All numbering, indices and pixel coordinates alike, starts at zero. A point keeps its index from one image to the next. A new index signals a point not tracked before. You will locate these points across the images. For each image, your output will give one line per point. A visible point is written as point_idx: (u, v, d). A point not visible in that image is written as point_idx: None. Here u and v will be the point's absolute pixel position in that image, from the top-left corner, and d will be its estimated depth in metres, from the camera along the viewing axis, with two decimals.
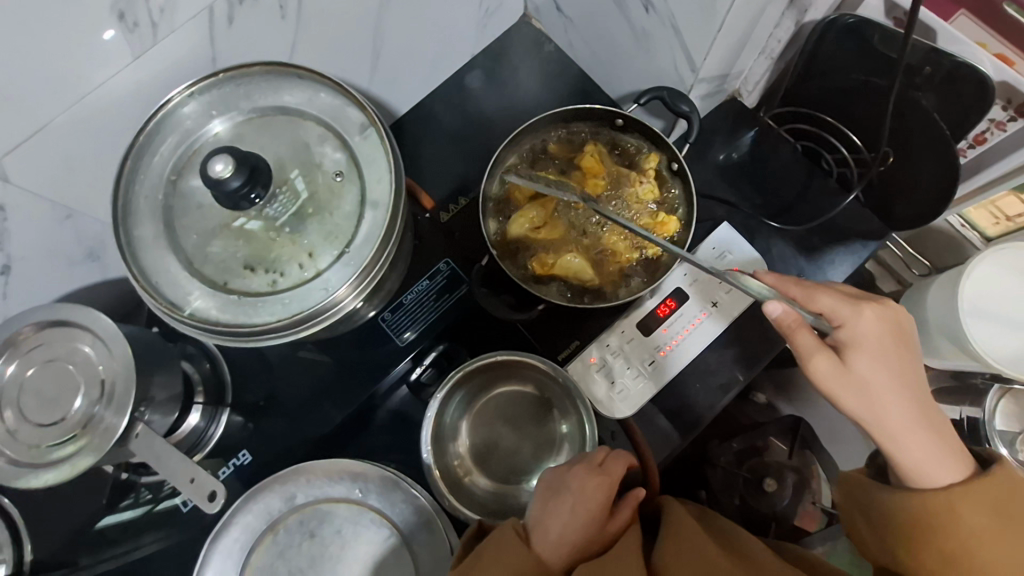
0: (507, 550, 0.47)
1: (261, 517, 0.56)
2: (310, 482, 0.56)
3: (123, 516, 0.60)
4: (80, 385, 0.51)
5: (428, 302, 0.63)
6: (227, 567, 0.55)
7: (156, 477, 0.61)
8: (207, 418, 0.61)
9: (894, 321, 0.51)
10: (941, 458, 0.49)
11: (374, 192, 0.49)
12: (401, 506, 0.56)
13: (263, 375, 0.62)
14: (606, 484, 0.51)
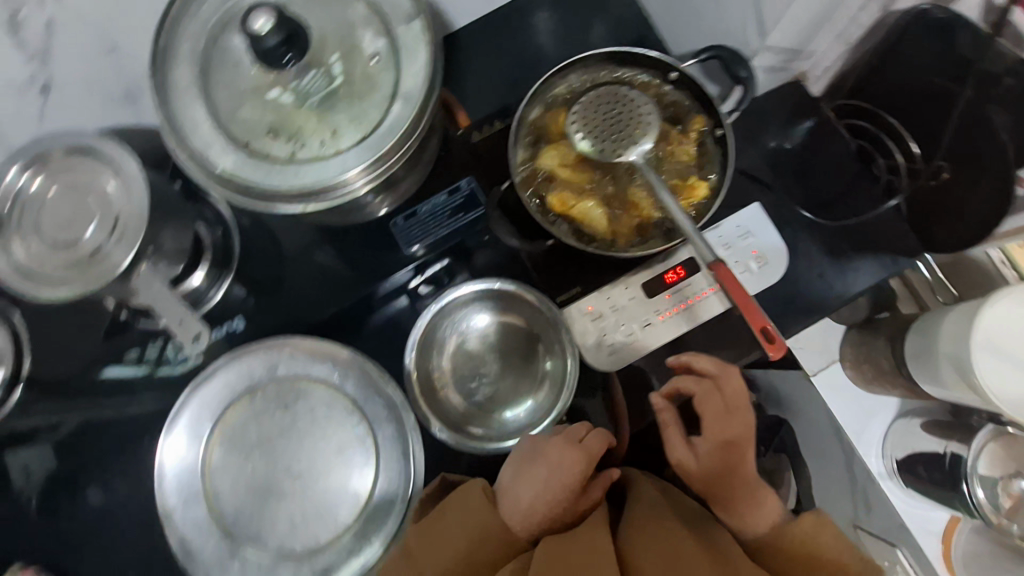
0: (469, 508, 0.50)
1: (243, 378, 0.58)
2: (295, 356, 0.59)
3: (126, 370, 0.63)
4: (98, 216, 0.53)
5: (443, 216, 0.62)
6: (202, 416, 0.57)
7: (152, 326, 0.63)
8: (210, 281, 0.62)
9: (750, 426, 0.55)
10: (765, 522, 0.51)
11: (407, 84, 0.49)
12: (376, 400, 0.58)
13: (270, 252, 0.64)
14: (583, 459, 0.51)
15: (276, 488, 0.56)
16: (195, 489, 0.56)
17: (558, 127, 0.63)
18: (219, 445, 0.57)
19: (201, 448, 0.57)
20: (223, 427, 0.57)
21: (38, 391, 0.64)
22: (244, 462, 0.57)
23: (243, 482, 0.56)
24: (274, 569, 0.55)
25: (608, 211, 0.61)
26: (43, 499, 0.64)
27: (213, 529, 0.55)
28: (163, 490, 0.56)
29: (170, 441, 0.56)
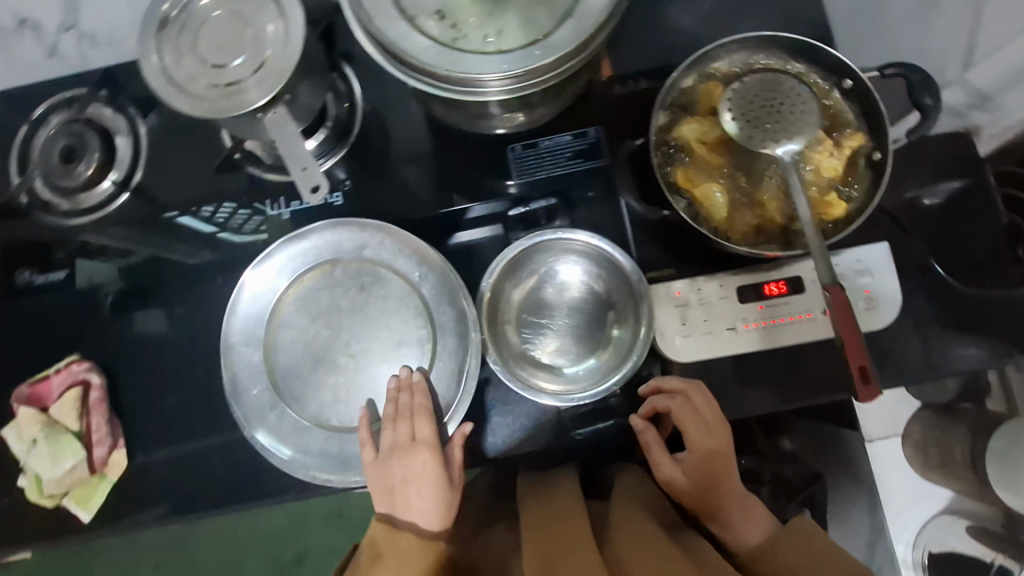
0: (391, 546, 0.49)
1: (332, 248, 0.60)
2: (383, 244, 0.60)
3: (201, 226, 0.67)
4: (251, 48, 0.54)
5: (561, 156, 0.62)
6: (285, 270, 0.60)
7: (260, 176, 0.65)
8: (323, 151, 0.63)
9: (724, 435, 0.57)
10: (751, 524, 0.53)
11: (588, 7, 0.47)
12: (445, 308, 0.59)
13: (385, 140, 0.64)
14: (432, 452, 0.53)
15: (332, 359, 0.58)
16: (258, 333, 0.58)
17: (709, 101, 0.60)
18: (290, 302, 0.59)
19: (273, 298, 0.59)
20: (298, 286, 0.59)
21: (141, 201, 0.67)
22: (308, 324, 0.59)
23: (302, 342, 0.58)
24: (307, 433, 0.57)
25: (733, 203, 0.58)
26: (116, 301, 0.68)
27: (263, 375, 0.58)
28: (232, 321, 0.59)
29: (249, 282, 0.59)
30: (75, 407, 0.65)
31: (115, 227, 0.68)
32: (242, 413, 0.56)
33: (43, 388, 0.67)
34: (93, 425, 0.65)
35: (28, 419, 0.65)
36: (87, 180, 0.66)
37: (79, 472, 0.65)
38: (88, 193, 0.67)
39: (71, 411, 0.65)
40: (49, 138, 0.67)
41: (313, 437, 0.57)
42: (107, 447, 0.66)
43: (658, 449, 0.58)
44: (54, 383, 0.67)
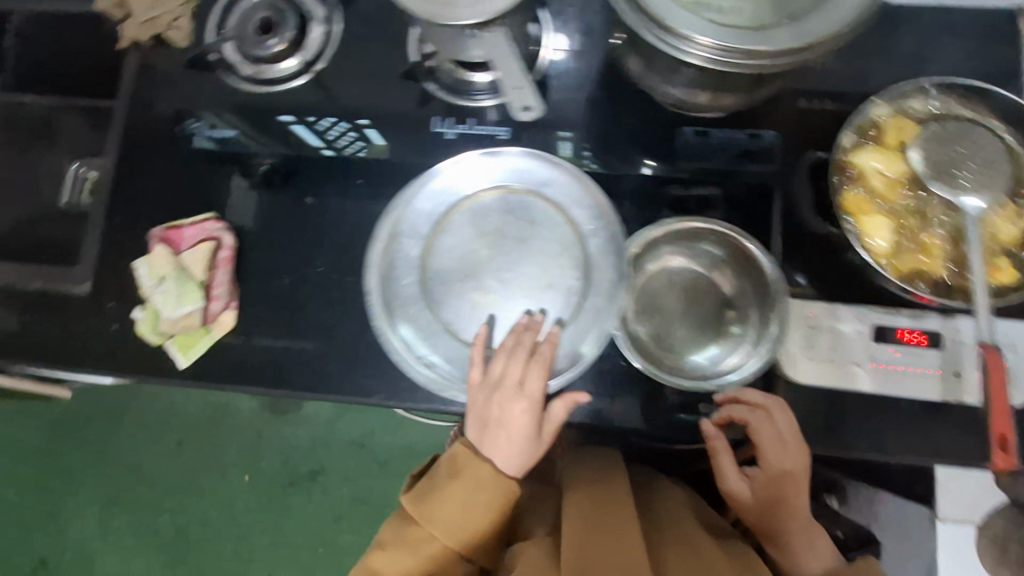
0: (468, 475, 0.54)
1: (519, 178, 0.64)
2: (569, 190, 0.63)
3: (308, 137, 0.73)
4: None
5: (734, 146, 0.64)
6: (471, 181, 0.64)
7: (435, 89, 0.68)
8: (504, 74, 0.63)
9: (802, 459, 0.57)
10: (806, 551, 0.58)
11: (823, 17, 0.48)
12: (607, 266, 0.61)
13: (560, 92, 0.66)
14: (531, 408, 0.54)
15: (484, 275, 0.61)
16: (427, 229, 0.62)
17: (895, 134, 0.60)
18: (464, 211, 0.63)
19: (447, 206, 0.63)
20: (473, 202, 0.63)
21: (317, 90, 0.71)
22: (471, 238, 0.62)
23: (460, 253, 0.62)
24: (436, 331, 0.60)
25: (900, 239, 0.58)
26: (264, 172, 0.73)
27: (416, 271, 0.61)
28: (399, 213, 0.62)
29: (429, 181, 0.63)
30: (202, 260, 0.69)
31: (285, 105, 0.72)
32: (392, 298, 0.60)
33: (175, 236, 0.71)
34: (213, 280, 0.69)
35: (156, 261, 0.69)
36: (272, 54, 0.70)
37: (191, 319, 0.68)
38: (270, 67, 0.71)
39: (196, 261, 0.69)
40: (252, 8, 0.71)
41: (447, 342, 0.60)
42: (221, 303, 0.69)
43: (725, 456, 0.58)
44: (187, 235, 0.71)
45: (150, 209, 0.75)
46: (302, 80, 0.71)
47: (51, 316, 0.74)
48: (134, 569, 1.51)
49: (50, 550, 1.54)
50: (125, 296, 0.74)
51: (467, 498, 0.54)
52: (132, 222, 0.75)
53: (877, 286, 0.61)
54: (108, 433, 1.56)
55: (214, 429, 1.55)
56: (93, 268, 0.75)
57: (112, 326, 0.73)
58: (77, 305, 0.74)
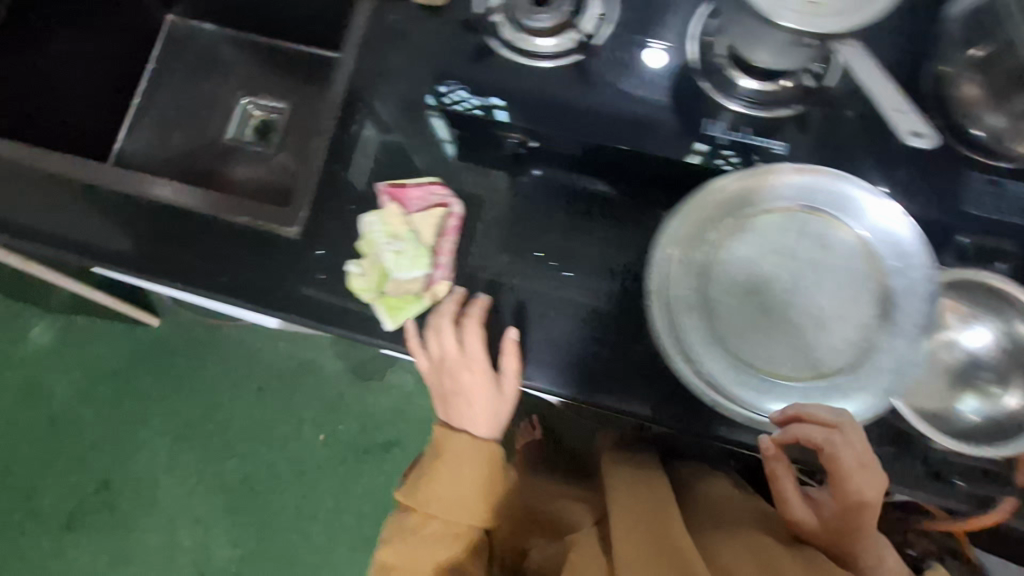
0: (449, 452, 0.68)
1: (822, 203, 0.61)
2: (876, 224, 0.60)
3: (439, 128, 0.74)
4: None
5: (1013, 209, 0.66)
6: (773, 194, 0.62)
7: (711, 89, 0.68)
8: (789, 101, 0.66)
9: (853, 433, 0.54)
10: (888, 555, 0.56)
11: None
12: (908, 307, 0.57)
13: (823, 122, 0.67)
14: (480, 373, 0.65)
15: (772, 294, 0.59)
16: (723, 234, 0.61)
17: None
18: (762, 224, 0.61)
19: (733, 212, 0.61)
20: (765, 212, 0.61)
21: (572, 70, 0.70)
22: (755, 253, 0.60)
23: (742, 265, 0.60)
24: (712, 341, 0.58)
25: None
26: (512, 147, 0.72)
27: (697, 276, 0.60)
28: (695, 209, 0.61)
29: (725, 186, 0.61)
30: (433, 225, 0.70)
31: (540, 81, 0.70)
32: (674, 303, 0.59)
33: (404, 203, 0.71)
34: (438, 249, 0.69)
35: (386, 225, 0.70)
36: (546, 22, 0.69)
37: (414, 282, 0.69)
38: (538, 40, 0.70)
39: (427, 228, 0.70)
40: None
41: (716, 352, 0.58)
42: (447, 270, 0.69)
43: (789, 479, 0.57)
44: (423, 197, 0.71)
45: (367, 160, 0.74)
46: (572, 61, 0.70)
47: (260, 253, 0.74)
48: (195, 508, 1.48)
49: (113, 474, 1.50)
50: (330, 242, 0.72)
51: (455, 482, 0.68)
52: (348, 170, 0.74)
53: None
54: (188, 368, 1.54)
55: (297, 385, 1.53)
56: (307, 210, 0.72)
57: (316, 275, 0.72)
58: (288, 247, 0.73)
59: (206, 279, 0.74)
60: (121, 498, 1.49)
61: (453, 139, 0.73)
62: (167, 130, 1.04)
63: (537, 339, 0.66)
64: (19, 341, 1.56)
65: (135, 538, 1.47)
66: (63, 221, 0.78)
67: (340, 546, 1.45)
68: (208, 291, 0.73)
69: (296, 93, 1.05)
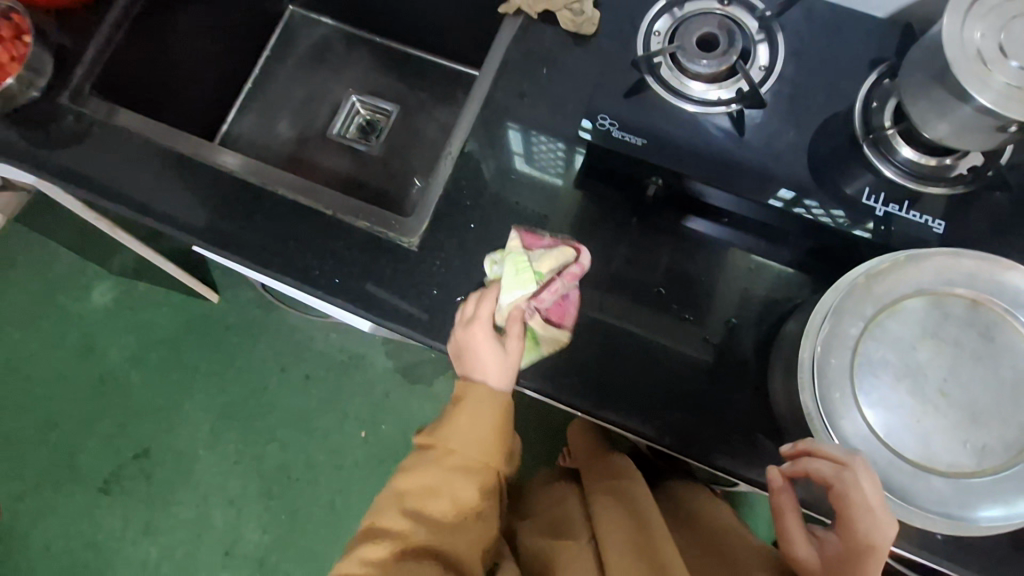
0: (470, 398, 0.64)
1: (987, 289, 0.54)
2: None
3: (514, 143, 0.75)
4: None
5: None
6: (930, 274, 0.54)
7: (872, 155, 0.66)
8: (956, 178, 0.64)
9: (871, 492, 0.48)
10: None
11: None
12: None
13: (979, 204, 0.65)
14: (490, 394, 0.64)
15: (924, 383, 0.52)
16: (872, 310, 0.54)
17: None
18: (916, 305, 0.54)
19: (889, 287, 0.54)
20: (931, 294, 0.54)
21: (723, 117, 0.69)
22: (916, 337, 0.53)
23: (902, 348, 0.53)
24: (854, 424, 0.52)
25: None
26: (652, 189, 0.71)
27: (851, 352, 0.53)
28: (857, 279, 0.54)
29: (894, 258, 0.54)
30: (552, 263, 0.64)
31: (689, 124, 0.69)
32: (814, 377, 0.53)
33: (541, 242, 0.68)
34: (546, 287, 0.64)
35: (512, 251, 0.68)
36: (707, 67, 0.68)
37: (502, 311, 0.64)
38: (693, 83, 0.69)
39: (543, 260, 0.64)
40: (700, 17, 0.69)
41: (865, 438, 0.52)
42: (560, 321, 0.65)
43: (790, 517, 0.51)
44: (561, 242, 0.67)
45: (497, 179, 0.74)
46: (727, 108, 0.68)
47: (378, 260, 0.74)
48: (229, 488, 1.47)
49: (153, 442, 1.51)
50: (450, 258, 0.73)
51: (474, 422, 0.64)
52: (474, 189, 0.74)
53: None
54: (240, 347, 1.54)
55: (344, 378, 1.51)
56: (428, 223, 0.74)
57: (432, 290, 0.72)
58: (406, 258, 0.74)
59: (318, 280, 0.75)
60: (158, 467, 1.49)
61: (528, 173, 0.74)
62: (274, 116, 1.04)
63: (649, 385, 0.65)
64: (80, 299, 1.58)
65: (168, 511, 1.47)
66: (185, 203, 0.79)
67: None
68: (318, 292, 0.74)
69: (407, 95, 1.05)
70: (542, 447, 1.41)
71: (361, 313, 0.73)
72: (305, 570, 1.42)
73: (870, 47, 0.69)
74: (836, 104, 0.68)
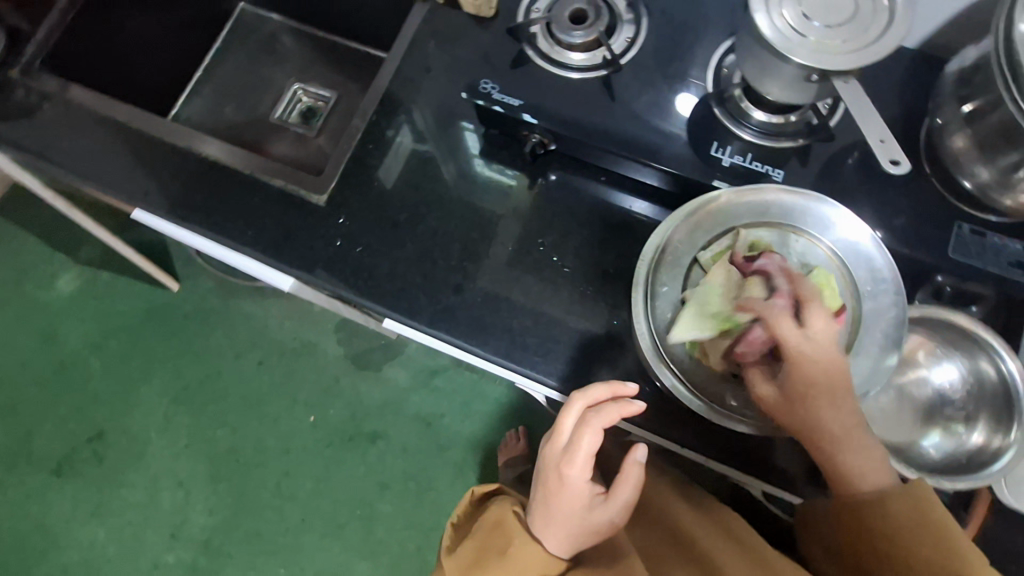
0: (519, 557, 0.63)
1: (805, 219, 0.64)
2: (855, 246, 0.62)
3: (471, 142, 0.83)
4: (850, 24, 0.57)
5: (1006, 255, 0.65)
6: (758, 208, 0.64)
7: (722, 114, 0.71)
8: (793, 133, 0.69)
9: (822, 332, 0.54)
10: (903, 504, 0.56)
11: None
12: (878, 332, 0.60)
13: (831, 159, 0.69)
14: (507, 517, 0.67)
15: None
16: (705, 240, 0.64)
17: None
18: (746, 234, 0.63)
19: (723, 221, 0.65)
20: (758, 224, 0.64)
21: (599, 86, 0.75)
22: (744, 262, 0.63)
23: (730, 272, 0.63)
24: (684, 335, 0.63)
25: None
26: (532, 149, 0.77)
27: (683, 279, 0.64)
28: (689, 220, 0.65)
29: (725, 197, 0.64)
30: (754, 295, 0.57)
31: (570, 89, 0.75)
32: (652, 299, 0.64)
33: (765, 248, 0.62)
34: (741, 345, 0.58)
35: (723, 267, 0.61)
36: (577, 40, 0.76)
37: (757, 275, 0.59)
38: (571, 54, 0.76)
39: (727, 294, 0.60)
40: None
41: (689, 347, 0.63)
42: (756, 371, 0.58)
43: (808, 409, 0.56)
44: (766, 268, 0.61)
45: (402, 146, 0.83)
46: (603, 74, 0.75)
47: (291, 217, 0.81)
48: (178, 471, 1.50)
49: (108, 426, 1.54)
50: (353, 215, 0.80)
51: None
52: (378, 155, 0.83)
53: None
54: (196, 333, 1.59)
55: (295, 363, 1.55)
56: (336, 183, 0.82)
57: (335, 242, 0.79)
58: (313, 212, 0.81)
59: (233, 234, 0.81)
60: (111, 450, 1.52)
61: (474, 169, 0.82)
62: (221, 102, 1.12)
63: (517, 321, 0.74)
64: (46, 287, 1.63)
65: (118, 493, 1.50)
66: (116, 166, 0.85)
67: (312, 531, 1.45)
68: (234, 245, 0.81)
69: (343, 82, 1.13)
70: (486, 427, 1.48)
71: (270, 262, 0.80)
72: (249, 552, 1.44)
73: (734, 24, 0.76)
74: (700, 72, 0.75)
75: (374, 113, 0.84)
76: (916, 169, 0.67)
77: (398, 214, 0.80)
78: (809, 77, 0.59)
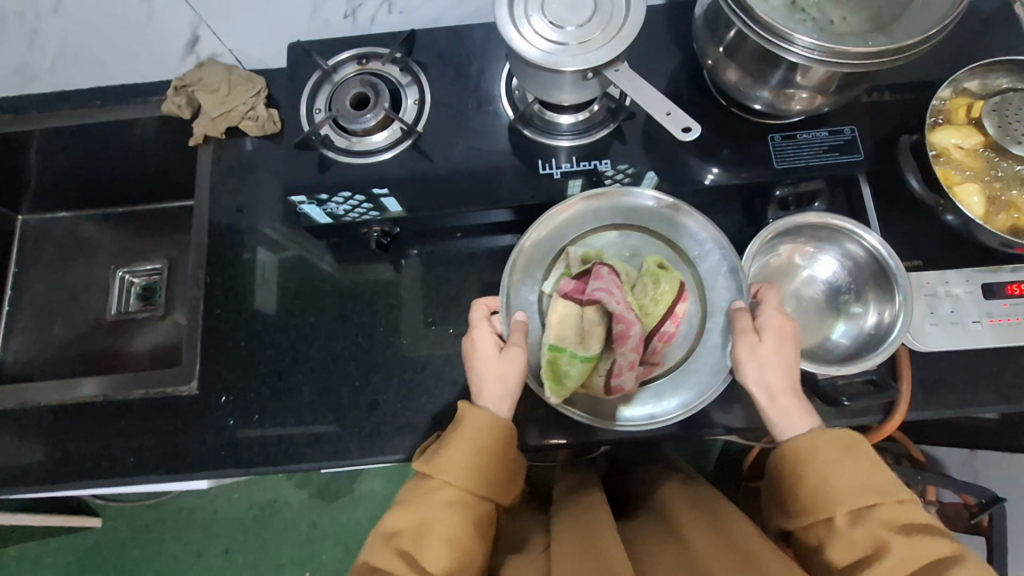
0: (472, 428, 0.58)
1: (621, 215, 0.68)
2: (672, 221, 0.68)
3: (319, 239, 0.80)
4: (593, 18, 0.60)
5: (819, 146, 0.70)
6: (575, 222, 0.68)
7: (533, 132, 0.72)
8: (603, 119, 0.72)
9: (769, 337, 0.59)
10: (854, 459, 0.53)
11: (893, 32, 0.55)
12: (721, 284, 0.65)
13: (641, 127, 0.72)
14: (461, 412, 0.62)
15: None
16: (542, 274, 0.67)
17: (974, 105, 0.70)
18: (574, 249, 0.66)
19: (553, 249, 0.67)
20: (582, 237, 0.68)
21: (411, 154, 0.74)
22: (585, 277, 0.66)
23: None
24: None
25: (1001, 197, 0.69)
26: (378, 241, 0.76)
27: (540, 315, 0.65)
28: (520, 261, 0.67)
29: (543, 227, 0.68)
30: (599, 331, 0.59)
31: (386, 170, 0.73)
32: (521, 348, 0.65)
33: (589, 267, 0.63)
34: (615, 378, 0.61)
35: (560, 307, 0.61)
36: (369, 123, 0.74)
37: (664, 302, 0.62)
38: (372, 138, 0.74)
39: (576, 336, 0.59)
40: (344, 84, 0.76)
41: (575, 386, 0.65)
42: (626, 380, 0.61)
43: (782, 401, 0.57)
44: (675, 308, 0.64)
45: (249, 294, 0.78)
46: (409, 143, 0.73)
47: (168, 421, 0.73)
48: None
49: None
50: (234, 388, 0.74)
51: (459, 445, 0.57)
52: (228, 315, 0.77)
53: (982, 244, 0.69)
54: (145, 556, 1.42)
55: (263, 532, 1.42)
56: (200, 364, 0.75)
57: (227, 423, 0.73)
58: (189, 406, 0.74)
59: (114, 468, 0.72)
60: None
61: (333, 281, 0.78)
62: (44, 326, 1.00)
63: (443, 410, 0.71)
64: None
65: None
66: None
67: None
68: (120, 479, 0.72)
69: (166, 248, 1.04)
70: None
71: (169, 477, 0.72)
72: None
73: (502, 45, 0.78)
74: (494, 101, 0.76)
75: (206, 277, 0.78)
76: (712, 106, 0.72)
77: (277, 363, 0.75)
78: (585, 76, 0.61)
